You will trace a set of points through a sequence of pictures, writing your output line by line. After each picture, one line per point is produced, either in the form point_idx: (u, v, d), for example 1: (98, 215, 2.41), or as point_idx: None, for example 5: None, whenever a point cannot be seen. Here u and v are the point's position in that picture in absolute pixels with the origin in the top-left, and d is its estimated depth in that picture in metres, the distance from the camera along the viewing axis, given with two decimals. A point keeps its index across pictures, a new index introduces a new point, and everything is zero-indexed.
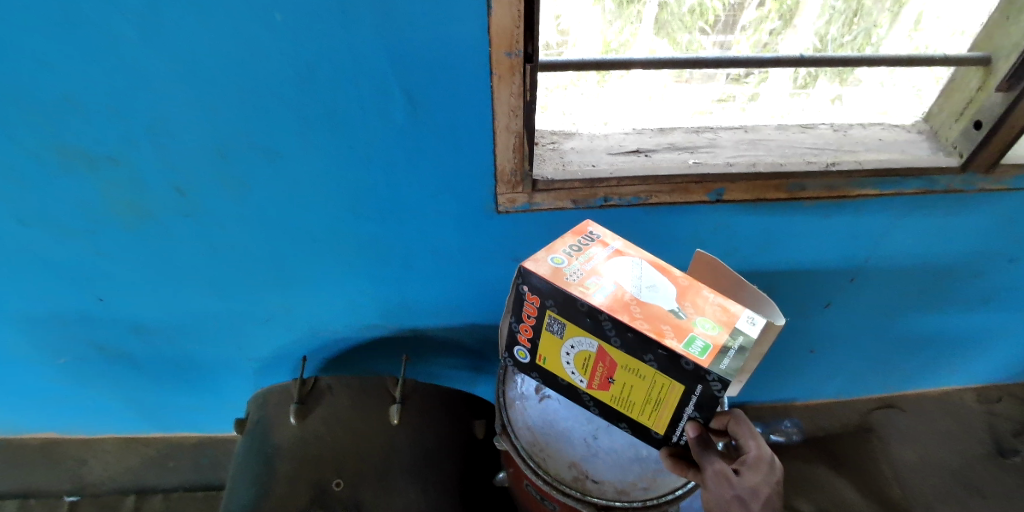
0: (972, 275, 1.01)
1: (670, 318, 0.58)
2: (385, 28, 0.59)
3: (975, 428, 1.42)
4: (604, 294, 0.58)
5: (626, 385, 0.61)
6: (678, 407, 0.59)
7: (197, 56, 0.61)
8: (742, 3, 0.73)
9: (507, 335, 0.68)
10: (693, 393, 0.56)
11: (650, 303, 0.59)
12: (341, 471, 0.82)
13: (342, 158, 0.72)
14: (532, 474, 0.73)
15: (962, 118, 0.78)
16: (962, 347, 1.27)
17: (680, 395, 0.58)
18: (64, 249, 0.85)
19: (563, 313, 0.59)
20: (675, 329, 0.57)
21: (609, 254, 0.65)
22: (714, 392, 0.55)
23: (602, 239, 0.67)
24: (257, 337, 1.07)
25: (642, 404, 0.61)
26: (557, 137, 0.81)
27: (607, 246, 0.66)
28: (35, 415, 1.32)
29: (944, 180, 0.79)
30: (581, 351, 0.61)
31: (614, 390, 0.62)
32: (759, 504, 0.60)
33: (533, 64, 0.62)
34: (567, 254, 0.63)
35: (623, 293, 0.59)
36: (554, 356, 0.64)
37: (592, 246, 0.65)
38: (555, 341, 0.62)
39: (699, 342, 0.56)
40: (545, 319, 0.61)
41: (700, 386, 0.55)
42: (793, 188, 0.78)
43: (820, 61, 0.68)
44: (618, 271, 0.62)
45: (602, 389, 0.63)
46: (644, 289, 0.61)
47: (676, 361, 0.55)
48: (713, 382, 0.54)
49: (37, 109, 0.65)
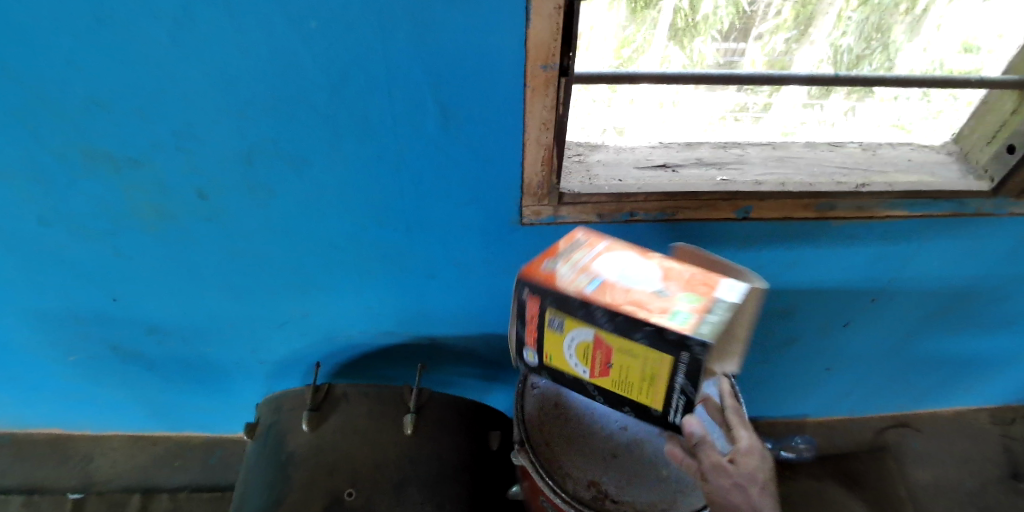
0: (996, 298, 1.01)
1: (654, 297, 0.57)
2: (421, 40, 0.58)
3: (989, 450, 1.41)
4: (592, 286, 0.58)
5: (625, 369, 0.59)
6: (675, 381, 0.56)
7: (229, 62, 0.60)
8: (755, 11, 0.72)
9: (512, 341, 0.66)
10: (684, 362, 0.54)
11: (636, 288, 0.58)
12: (354, 480, 0.81)
13: (370, 166, 0.71)
14: (550, 492, 0.72)
15: (995, 141, 0.77)
16: (980, 370, 1.26)
17: (672, 367, 0.55)
18: (84, 248, 0.85)
19: (557, 311, 0.59)
20: (660, 307, 0.55)
21: (596, 251, 0.64)
22: (702, 360, 0.52)
23: (590, 240, 0.66)
24: (272, 340, 1.06)
25: (643, 386, 0.59)
26: (583, 149, 0.81)
27: (594, 245, 0.66)
28: (47, 411, 1.32)
29: (974, 204, 0.79)
30: (579, 342, 0.60)
31: (615, 375, 0.60)
32: (758, 490, 0.60)
33: (569, 78, 0.61)
34: (557, 259, 0.63)
35: (609, 281, 0.59)
36: (554, 352, 0.63)
37: (580, 247, 0.65)
38: (553, 338, 0.62)
39: (682, 316, 0.54)
40: (544, 320, 0.61)
41: (687, 353, 0.53)
42: (823, 207, 0.77)
43: (854, 80, 0.67)
44: (605, 265, 0.61)
45: (602, 375, 0.61)
46: (631, 277, 0.59)
47: (661, 334, 0.53)
48: (698, 348, 0.52)
49: (65, 108, 0.65)
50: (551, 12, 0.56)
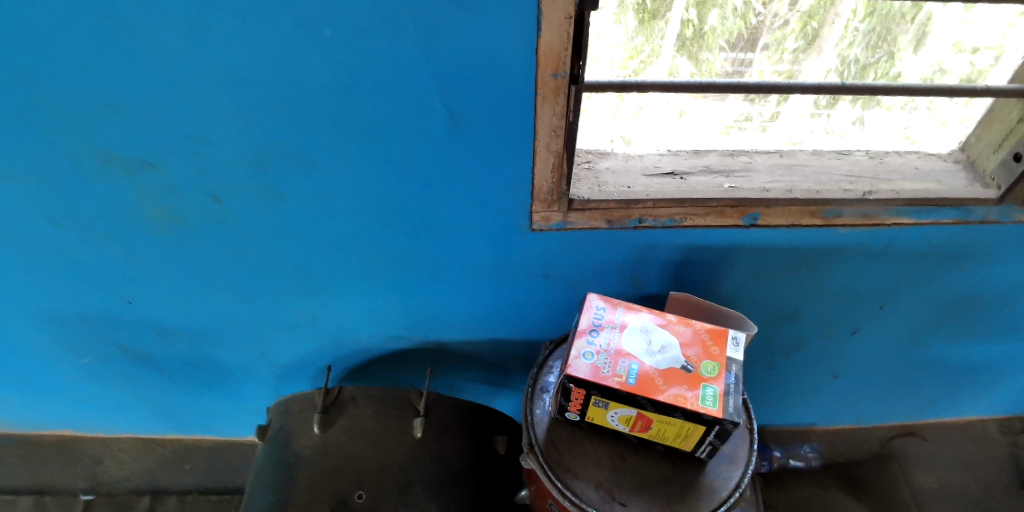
0: (1003, 306, 1.01)
1: (685, 374, 0.67)
2: (433, 48, 0.60)
3: (998, 459, 1.40)
4: (634, 375, 0.67)
5: (661, 429, 0.70)
6: (702, 438, 0.69)
7: (246, 69, 0.62)
8: (763, 21, 0.73)
9: (556, 404, 0.75)
10: (712, 431, 0.66)
11: (668, 366, 0.68)
12: (362, 481, 0.82)
13: (382, 170, 0.73)
14: (559, 494, 0.73)
15: (1001, 149, 0.77)
16: (987, 377, 1.26)
17: (702, 432, 0.67)
18: (95, 250, 0.86)
19: (605, 397, 0.68)
20: (690, 384, 0.66)
21: (620, 327, 0.73)
22: (729, 429, 0.65)
23: (610, 314, 0.75)
24: (278, 343, 1.08)
25: (675, 438, 0.71)
26: (592, 156, 0.82)
27: (615, 319, 0.75)
28: (55, 413, 1.33)
29: (980, 211, 0.80)
30: (623, 415, 0.70)
31: (652, 432, 0.72)
32: None
33: (579, 86, 0.62)
34: (592, 345, 0.70)
35: (646, 366, 0.68)
36: (600, 417, 0.73)
37: (606, 325, 0.73)
38: (601, 410, 0.71)
39: (710, 391, 0.66)
40: (591, 401, 0.70)
41: (717, 426, 0.65)
42: (829, 214, 0.78)
43: (859, 88, 0.68)
44: (632, 344, 0.71)
45: (641, 431, 0.72)
46: (659, 354, 0.70)
47: (697, 415, 0.65)
48: (728, 424, 0.64)
49: (84, 112, 0.66)
50: (561, 22, 0.57)
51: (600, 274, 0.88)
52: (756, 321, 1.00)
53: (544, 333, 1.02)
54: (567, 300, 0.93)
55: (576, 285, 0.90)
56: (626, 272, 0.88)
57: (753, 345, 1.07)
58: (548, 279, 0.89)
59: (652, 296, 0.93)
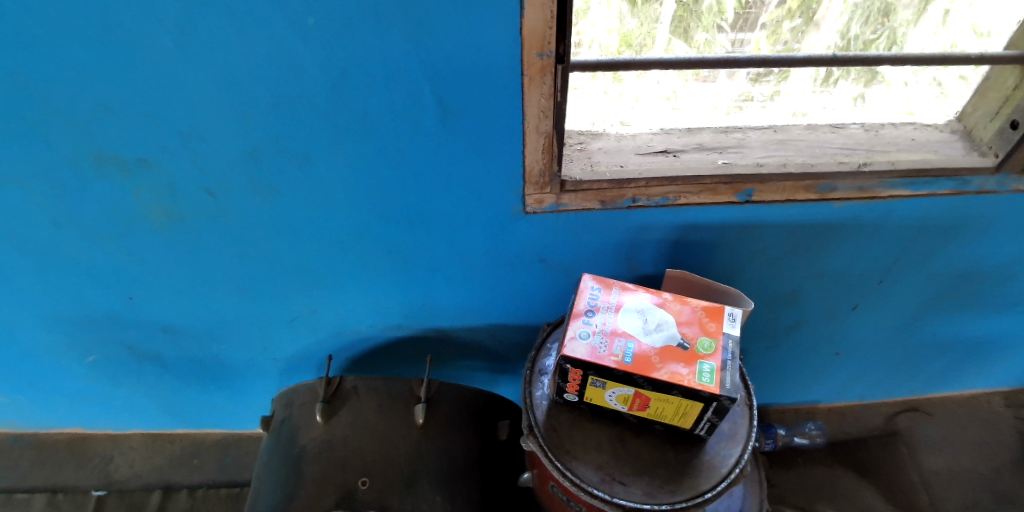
0: (1006, 277, 1.00)
1: (682, 352, 0.68)
2: (418, 36, 0.59)
3: (1004, 434, 1.40)
4: (632, 355, 0.67)
5: (658, 407, 0.70)
6: (700, 416, 0.69)
7: (232, 64, 0.62)
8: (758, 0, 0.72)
9: (554, 385, 0.76)
10: (709, 407, 0.67)
11: (664, 344, 0.68)
12: (367, 470, 0.83)
13: (374, 161, 0.73)
14: (559, 476, 0.73)
15: (998, 117, 0.76)
16: (991, 350, 1.25)
17: (700, 409, 0.68)
18: (97, 251, 0.87)
19: (603, 376, 0.68)
20: (686, 361, 0.67)
21: (616, 308, 0.73)
22: (726, 405, 0.65)
23: (606, 295, 0.75)
24: (283, 338, 1.09)
25: (673, 416, 0.71)
26: (584, 137, 0.81)
27: (611, 299, 0.75)
28: (66, 414, 1.35)
29: (977, 181, 0.79)
30: (621, 394, 0.70)
31: (650, 410, 0.72)
32: None
33: (565, 65, 0.62)
34: (589, 326, 0.70)
35: (643, 344, 0.68)
36: (598, 397, 0.73)
37: (602, 306, 0.73)
38: (598, 390, 0.72)
39: (706, 367, 0.66)
40: (589, 381, 0.70)
41: (715, 402, 0.65)
42: (824, 188, 0.78)
43: (853, 60, 0.67)
44: (628, 324, 0.71)
45: (639, 410, 0.73)
46: (655, 333, 0.70)
47: (693, 392, 0.65)
48: (725, 399, 0.64)
49: (75, 113, 0.66)
50: (545, 2, 0.56)
51: (597, 257, 0.88)
52: (756, 300, 1.00)
53: (543, 318, 1.02)
54: (565, 285, 0.93)
55: (574, 270, 0.90)
56: (622, 254, 0.87)
57: (752, 325, 1.07)
58: (545, 263, 0.88)
59: (650, 278, 0.93)
